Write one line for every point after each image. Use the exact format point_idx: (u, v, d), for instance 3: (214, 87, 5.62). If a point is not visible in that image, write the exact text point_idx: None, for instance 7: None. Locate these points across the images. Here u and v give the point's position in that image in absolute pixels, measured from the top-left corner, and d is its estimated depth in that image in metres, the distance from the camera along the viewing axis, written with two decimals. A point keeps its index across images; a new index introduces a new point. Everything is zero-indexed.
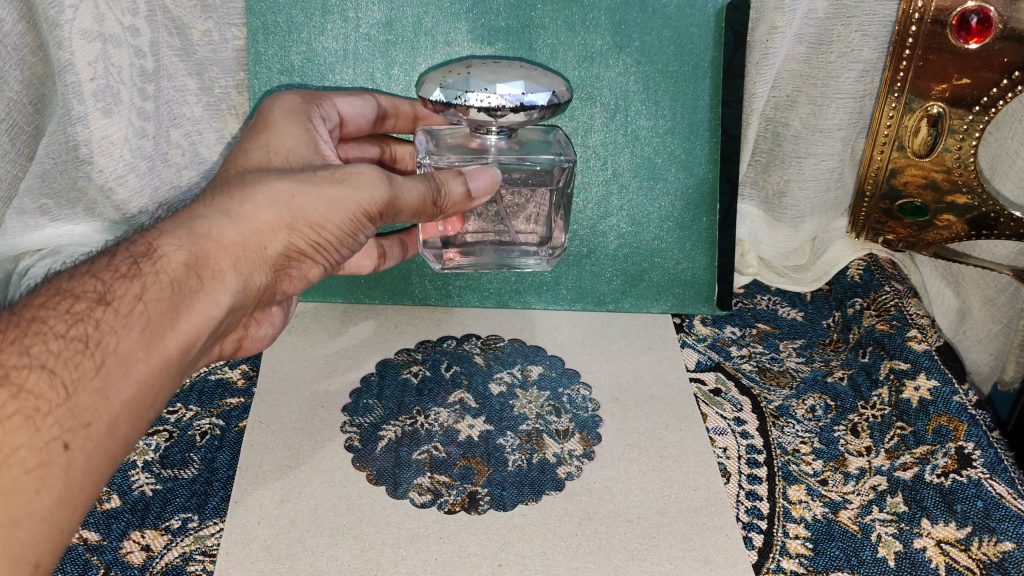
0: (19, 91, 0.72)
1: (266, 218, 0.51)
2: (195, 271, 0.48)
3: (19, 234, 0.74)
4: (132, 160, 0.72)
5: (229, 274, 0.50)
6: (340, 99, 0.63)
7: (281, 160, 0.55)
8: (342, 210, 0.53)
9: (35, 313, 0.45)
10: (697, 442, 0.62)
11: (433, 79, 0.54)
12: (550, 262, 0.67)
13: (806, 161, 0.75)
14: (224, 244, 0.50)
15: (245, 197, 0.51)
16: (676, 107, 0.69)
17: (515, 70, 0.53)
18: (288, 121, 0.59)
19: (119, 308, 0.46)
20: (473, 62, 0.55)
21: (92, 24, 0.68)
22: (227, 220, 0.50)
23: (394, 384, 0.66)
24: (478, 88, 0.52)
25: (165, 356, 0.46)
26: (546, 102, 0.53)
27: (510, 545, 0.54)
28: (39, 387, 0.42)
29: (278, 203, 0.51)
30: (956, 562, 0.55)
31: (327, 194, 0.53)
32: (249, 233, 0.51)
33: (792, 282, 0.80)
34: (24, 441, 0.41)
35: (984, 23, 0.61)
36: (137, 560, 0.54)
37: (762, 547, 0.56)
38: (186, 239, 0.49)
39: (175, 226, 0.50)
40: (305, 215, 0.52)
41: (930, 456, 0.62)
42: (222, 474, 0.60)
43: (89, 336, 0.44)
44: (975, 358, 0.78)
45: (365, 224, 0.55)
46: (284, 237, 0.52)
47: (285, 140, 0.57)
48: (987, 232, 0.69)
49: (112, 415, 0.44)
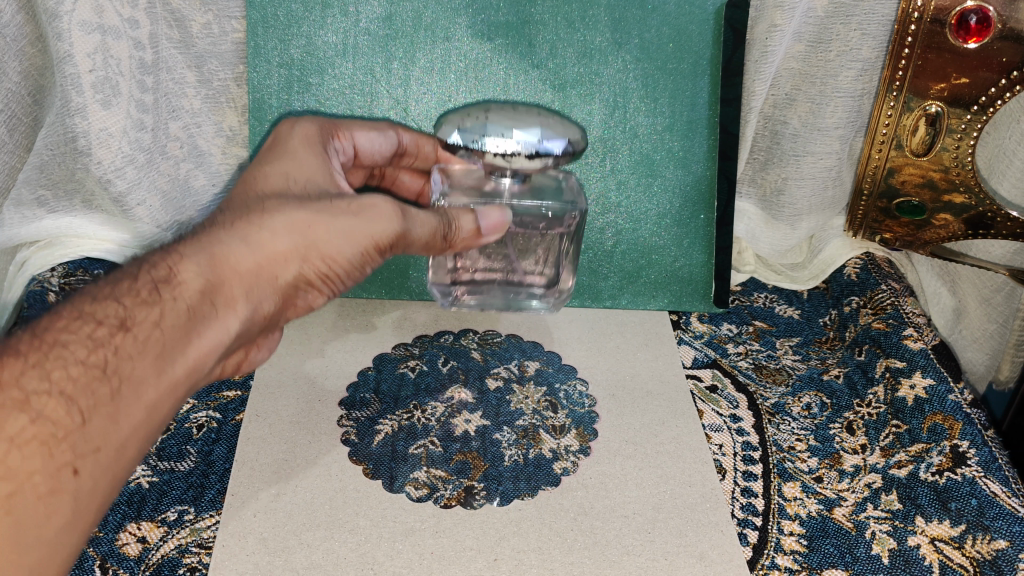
0: (18, 83, 0.71)
1: (281, 245, 0.48)
2: (209, 297, 0.45)
3: (16, 225, 0.73)
4: (131, 152, 0.72)
5: (242, 301, 0.46)
6: (359, 132, 0.63)
7: (301, 187, 0.53)
8: (356, 243, 0.51)
9: (54, 335, 0.41)
10: (693, 438, 0.63)
11: (449, 120, 0.54)
12: (557, 304, 0.68)
13: (804, 159, 0.75)
14: (240, 270, 0.46)
15: (262, 221, 0.48)
16: (675, 105, 0.70)
17: (533, 117, 0.53)
18: (307, 150, 0.57)
19: (137, 335, 0.42)
20: (491, 106, 0.55)
21: (92, 15, 0.67)
22: (244, 245, 0.47)
23: (391, 378, 0.67)
24: (494, 134, 0.52)
25: (174, 381, 0.43)
26: (561, 152, 0.53)
27: (505, 540, 0.54)
28: (57, 413, 0.39)
29: (294, 230, 0.48)
30: (950, 560, 0.55)
31: (343, 224, 0.50)
32: (265, 260, 0.47)
33: (789, 280, 0.80)
34: (37, 466, 0.38)
35: (983, 23, 0.61)
36: (133, 552, 0.54)
37: (756, 543, 0.56)
38: (205, 265, 0.45)
39: (193, 246, 0.46)
40: (320, 247, 0.49)
41: (924, 454, 0.62)
42: (218, 466, 0.60)
43: (107, 364, 0.41)
44: (970, 357, 0.79)
45: (373, 257, 0.53)
46: (295, 267, 0.49)
47: (302, 167, 0.55)
48: (983, 232, 0.70)
49: (121, 441, 0.41)
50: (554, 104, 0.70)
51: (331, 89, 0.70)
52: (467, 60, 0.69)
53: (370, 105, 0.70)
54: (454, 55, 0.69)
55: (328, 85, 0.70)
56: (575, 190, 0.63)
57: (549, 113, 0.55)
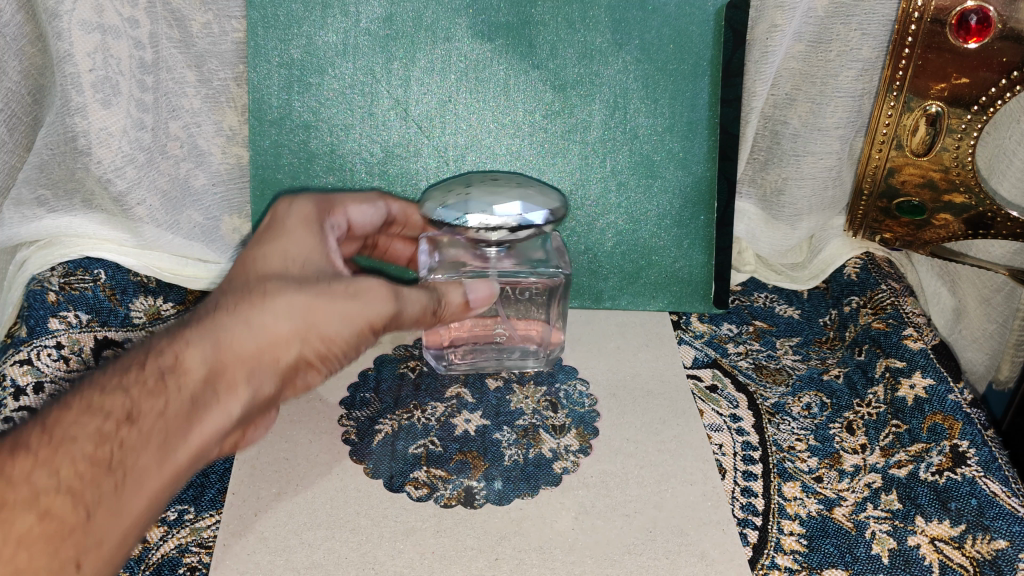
0: (17, 82, 0.71)
1: (283, 329, 0.48)
2: (211, 384, 0.46)
3: (16, 224, 0.73)
4: (131, 152, 0.72)
5: (242, 385, 0.47)
6: (351, 207, 0.63)
7: (299, 269, 0.52)
8: (354, 324, 0.51)
9: (63, 430, 0.42)
10: (694, 437, 0.63)
11: (434, 199, 0.59)
12: (549, 362, 0.68)
13: (804, 159, 0.75)
14: (242, 354, 0.47)
15: (264, 305, 0.48)
16: (675, 105, 0.70)
17: (513, 191, 0.58)
18: (304, 229, 0.55)
19: (142, 426, 0.43)
20: (471, 183, 0.59)
21: (92, 15, 0.67)
22: (245, 328, 0.47)
23: (392, 378, 0.67)
24: (475, 209, 0.57)
25: (179, 467, 0.44)
26: (542, 221, 0.58)
27: (506, 539, 0.54)
28: (63, 509, 0.40)
29: (294, 313, 0.48)
30: (949, 560, 0.55)
31: (342, 308, 0.50)
32: (266, 343, 0.47)
33: (789, 280, 0.80)
34: (43, 561, 0.39)
35: (984, 23, 0.61)
36: (133, 551, 0.54)
37: (757, 543, 0.56)
38: (208, 350, 0.46)
39: (197, 331, 0.47)
40: (320, 329, 0.49)
41: (924, 454, 0.62)
42: (219, 466, 0.60)
43: (114, 456, 0.42)
44: (970, 357, 0.79)
45: (370, 336, 0.53)
46: (295, 348, 0.49)
47: (299, 246, 0.54)
48: (983, 232, 0.70)
49: (124, 534, 0.42)
50: (553, 104, 0.70)
51: (331, 89, 0.70)
52: (467, 61, 0.69)
53: (370, 105, 0.70)
54: (455, 56, 0.69)
55: (328, 85, 0.70)
56: (558, 250, 0.66)
57: (528, 183, 0.60)
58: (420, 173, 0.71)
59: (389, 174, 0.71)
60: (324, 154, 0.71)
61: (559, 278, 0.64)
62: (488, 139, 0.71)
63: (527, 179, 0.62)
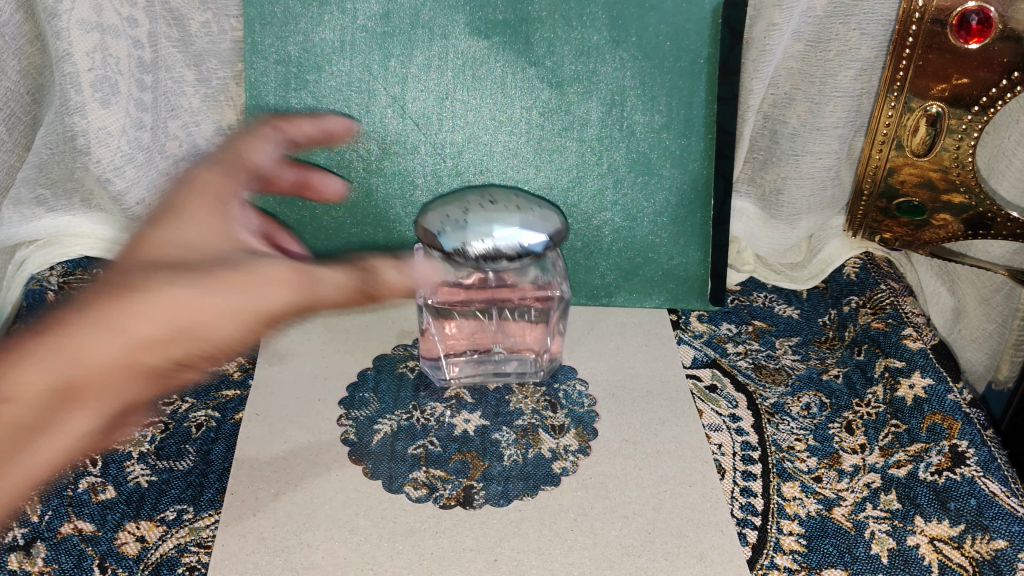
0: (16, 81, 0.69)
1: (151, 332, 0.48)
2: (56, 402, 0.43)
3: (16, 224, 0.73)
4: (130, 152, 0.72)
5: (96, 401, 0.45)
6: (248, 150, 0.63)
7: (178, 254, 0.55)
8: (236, 319, 0.52)
9: None
10: (693, 437, 0.63)
11: (431, 221, 0.59)
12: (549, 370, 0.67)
13: (804, 159, 0.74)
14: (98, 364, 0.45)
15: (128, 310, 0.48)
16: (673, 103, 0.70)
17: (513, 217, 0.58)
18: (201, 209, 0.58)
19: None
20: (469, 205, 0.59)
21: (90, 14, 0.66)
22: (101, 335, 0.46)
23: (391, 377, 0.67)
24: (475, 238, 0.56)
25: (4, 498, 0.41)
26: (541, 249, 0.58)
27: (505, 540, 0.54)
28: None
29: (164, 314, 0.49)
30: (948, 560, 0.55)
31: (218, 302, 0.51)
32: (126, 349, 0.47)
33: (787, 280, 0.79)
34: None
35: (984, 23, 0.61)
36: (132, 552, 0.53)
37: (756, 543, 0.56)
38: (55, 365, 0.44)
39: (34, 347, 0.45)
40: (194, 328, 0.50)
41: (923, 454, 0.62)
42: (217, 466, 0.59)
43: None
44: (969, 357, 0.79)
45: (257, 333, 0.54)
46: (175, 350, 0.49)
47: (188, 230, 0.57)
48: (983, 232, 0.70)
49: None
50: (551, 101, 0.70)
51: (329, 86, 0.70)
52: (465, 58, 0.69)
53: (368, 102, 0.70)
54: (452, 53, 0.69)
55: (326, 81, 0.70)
56: (560, 269, 0.65)
57: (525, 202, 0.60)
58: (417, 170, 0.72)
59: (386, 171, 0.72)
60: (321, 151, 0.71)
61: (555, 299, 0.63)
62: (485, 136, 0.71)
63: (525, 194, 0.62)
